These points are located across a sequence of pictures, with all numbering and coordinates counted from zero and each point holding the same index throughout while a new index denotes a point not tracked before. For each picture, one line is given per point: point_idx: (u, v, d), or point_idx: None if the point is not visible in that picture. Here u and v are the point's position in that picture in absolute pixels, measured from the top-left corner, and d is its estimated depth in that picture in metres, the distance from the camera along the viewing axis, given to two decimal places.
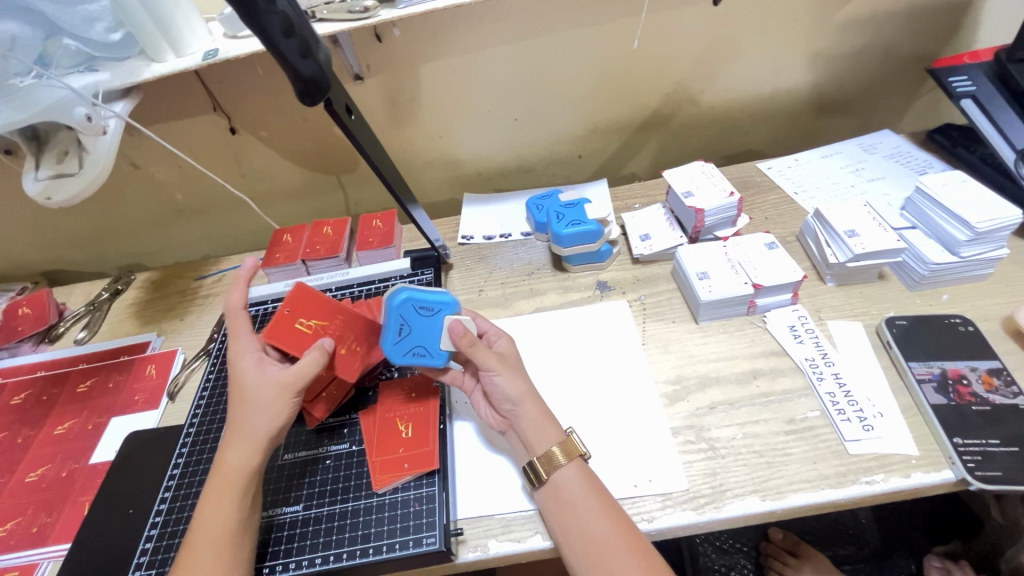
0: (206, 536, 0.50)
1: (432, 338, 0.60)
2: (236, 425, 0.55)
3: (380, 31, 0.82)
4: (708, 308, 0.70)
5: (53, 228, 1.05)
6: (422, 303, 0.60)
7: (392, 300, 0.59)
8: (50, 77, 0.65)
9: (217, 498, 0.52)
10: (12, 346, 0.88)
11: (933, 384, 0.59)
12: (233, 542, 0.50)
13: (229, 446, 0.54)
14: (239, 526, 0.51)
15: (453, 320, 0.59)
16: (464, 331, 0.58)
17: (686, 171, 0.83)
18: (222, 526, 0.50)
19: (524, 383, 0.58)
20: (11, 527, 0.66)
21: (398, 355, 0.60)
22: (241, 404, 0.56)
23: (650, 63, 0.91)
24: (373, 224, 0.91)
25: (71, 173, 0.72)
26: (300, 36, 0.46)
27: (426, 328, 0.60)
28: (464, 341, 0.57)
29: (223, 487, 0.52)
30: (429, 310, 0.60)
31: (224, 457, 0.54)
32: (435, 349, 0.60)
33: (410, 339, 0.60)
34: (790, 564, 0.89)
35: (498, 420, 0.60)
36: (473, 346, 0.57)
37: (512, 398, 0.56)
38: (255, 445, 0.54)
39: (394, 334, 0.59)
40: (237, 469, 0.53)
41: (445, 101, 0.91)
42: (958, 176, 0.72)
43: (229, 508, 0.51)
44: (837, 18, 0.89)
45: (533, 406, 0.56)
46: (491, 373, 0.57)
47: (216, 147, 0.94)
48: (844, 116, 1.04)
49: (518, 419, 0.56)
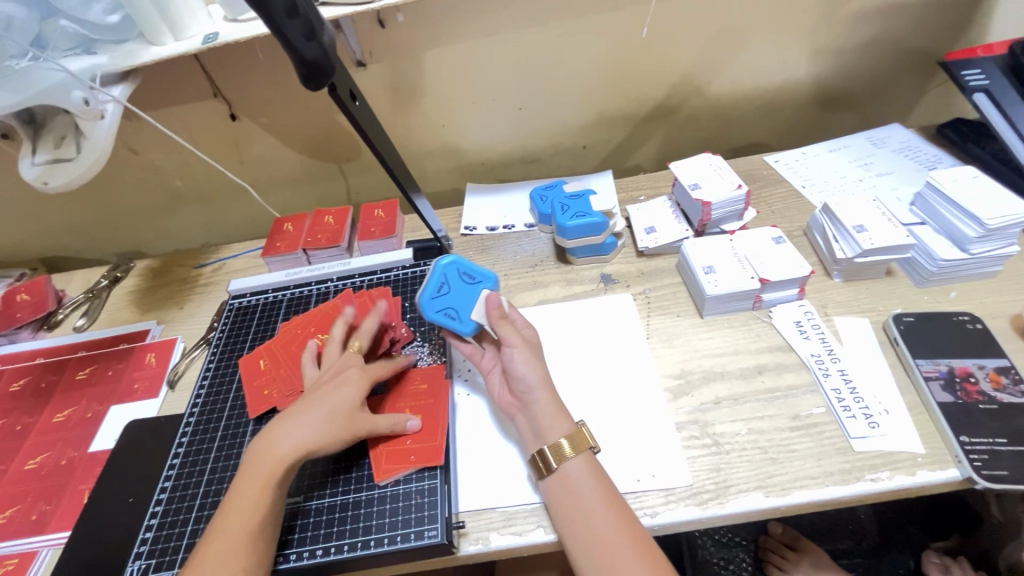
0: (228, 522, 0.50)
1: (464, 304, 0.62)
2: (295, 416, 0.56)
3: (384, 17, 0.80)
4: (714, 303, 0.69)
5: (51, 214, 1.04)
6: (467, 271, 0.64)
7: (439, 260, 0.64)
8: (47, 59, 0.64)
9: (250, 481, 0.52)
10: (10, 333, 0.87)
11: (940, 382, 0.59)
12: (260, 534, 0.50)
13: (279, 433, 0.54)
14: (264, 514, 0.51)
15: (490, 292, 0.62)
16: (498, 305, 0.61)
17: (693, 163, 0.82)
18: (243, 512, 0.51)
19: (542, 368, 0.58)
20: (11, 514, 0.66)
21: (430, 309, 0.61)
22: (310, 399, 0.57)
23: (658, 53, 0.89)
24: (375, 213, 0.90)
25: (68, 158, 0.71)
26: (304, 17, 0.44)
27: (463, 294, 0.62)
28: (495, 311, 0.60)
29: (257, 472, 0.53)
30: (471, 279, 0.63)
31: (273, 439, 0.54)
32: (466, 316, 0.61)
33: (445, 299, 0.62)
34: (789, 558, 0.89)
35: (510, 402, 0.60)
36: (501, 319, 0.59)
37: (528, 381, 0.57)
38: (303, 445, 0.54)
39: (434, 290, 0.62)
40: (283, 457, 0.53)
41: (449, 89, 0.90)
42: (969, 172, 0.71)
43: (261, 498, 0.51)
44: (848, 9, 0.88)
45: (547, 394, 0.56)
46: (511, 349, 0.57)
47: (216, 133, 0.92)
48: (853, 110, 1.02)
49: (531, 405, 0.56)
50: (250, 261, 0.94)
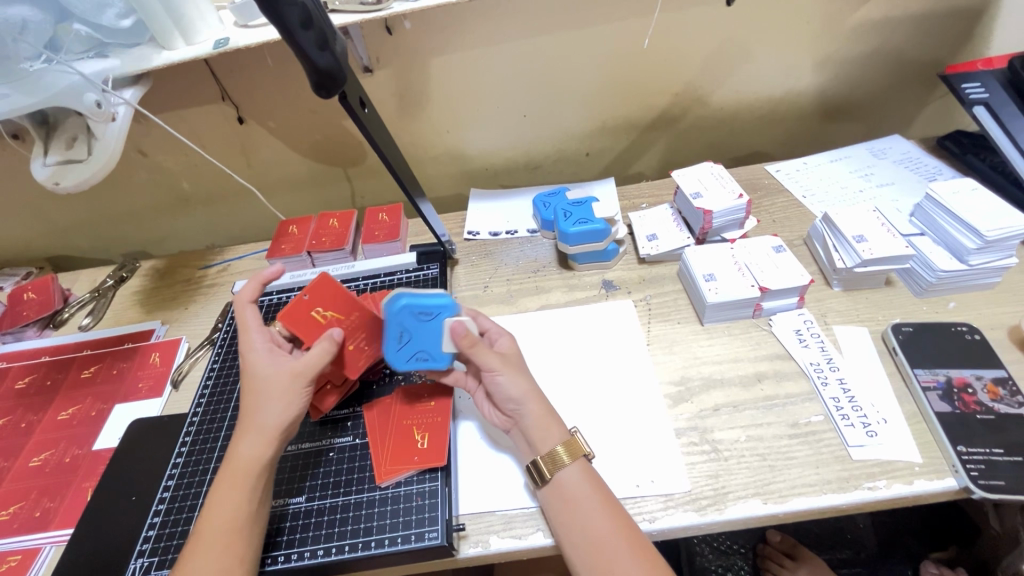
0: (214, 528, 0.50)
1: (432, 342, 0.59)
2: (249, 415, 0.55)
3: (391, 23, 0.81)
4: (715, 310, 0.70)
5: (58, 213, 1.05)
6: (421, 308, 0.59)
7: (391, 306, 0.59)
8: (61, 62, 0.65)
9: (227, 490, 0.52)
10: (16, 331, 0.88)
11: (938, 392, 0.60)
12: (240, 537, 0.50)
13: (241, 437, 0.54)
14: (246, 517, 0.51)
15: (453, 322, 0.58)
16: (466, 332, 0.57)
17: (695, 172, 0.83)
18: (228, 517, 0.51)
19: (527, 381, 0.58)
20: (14, 511, 0.66)
21: (401, 362, 0.60)
22: (253, 394, 0.56)
23: (661, 62, 0.90)
24: (379, 217, 0.90)
25: (79, 159, 0.72)
26: (317, 28, 0.45)
27: (427, 333, 0.59)
28: (465, 342, 0.56)
29: (234, 480, 0.52)
30: (429, 314, 0.59)
31: (236, 451, 0.54)
32: (437, 353, 0.59)
33: (412, 345, 0.60)
34: (787, 566, 0.89)
35: (501, 419, 0.60)
36: (473, 348, 0.57)
37: (515, 397, 0.56)
38: (266, 438, 0.54)
39: (395, 341, 0.60)
40: (250, 462, 0.53)
41: (455, 96, 0.91)
42: (969, 184, 0.72)
43: (238, 503, 0.51)
44: (851, 21, 0.89)
45: (536, 404, 0.56)
46: (493, 374, 0.57)
47: (224, 136, 0.93)
48: (854, 122, 1.03)
49: (522, 418, 0.56)
50: (254, 263, 0.95)
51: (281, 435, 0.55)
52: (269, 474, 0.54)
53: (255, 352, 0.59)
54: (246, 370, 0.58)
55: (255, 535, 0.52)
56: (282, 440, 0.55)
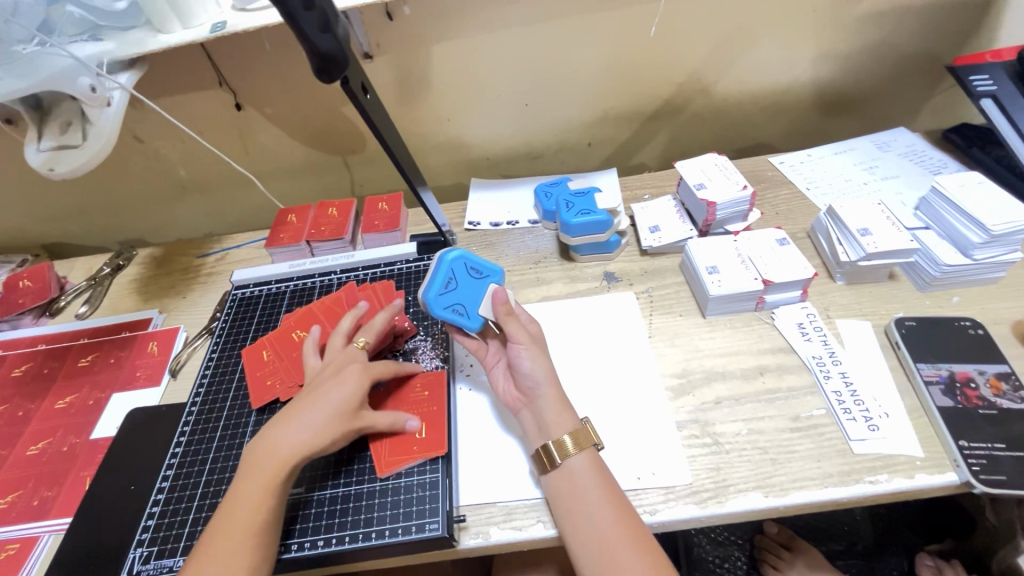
0: (236, 525, 0.50)
1: (472, 300, 0.61)
2: (294, 420, 0.55)
3: (392, 9, 0.80)
4: (717, 303, 0.69)
5: (54, 200, 1.04)
6: (474, 266, 0.63)
7: (444, 254, 0.63)
8: (54, 44, 0.64)
9: (255, 489, 0.52)
10: (12, 319, 0.87)
11: (940, 386, 0.59)
12: (259, 535, 0.50)
13: (278, 436, 0.54)
14: (273, 517, 0.51)
15: (497, 287, 0.62)
16: (505, 300, 0.61)
17: (698, 163, 0.82)
18: (252, 513, 0.51)
19: (549, 364, 0.58)
20: (12, 499, 0.66)
21: (438, 306, 0.60)
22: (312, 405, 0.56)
23: (666, 51, 0.89)
24: (379, 206, 0.89)
25: (74, 145, 0.70)
26: (319, 9, 0.44)
27: (470, 289, 0.62)
28: (502, 308, 0.60)
29: (262, 478, 0.52)
30: (479, 273, 0.63)
31: (278, 450, 0.53)
32: (473, 312, 0.61)
33: (453, 295, 0.61)
34: (784, 557, 0.89)
35: (513, 398, 0.60)
36: (507, 316, 0.59)
37: (534, 377, 0.57)
38: (304, 448, 0.53)
39: (440, 286, 0.61)
40: (281, 462, 0.53)
41: (456, 84, 0.90)
42: (975, 177, 0.72)
43: (263, 501, 0.51)
44: (858, 11, 0.87)
45: (553, 390, 0.57)
46: (518, 347, 0.58)
47: (222, 123, 0.92)
48: (859, 113, 1.02)
49: (536, 400, 0.56)
50: (253, 251, 0.94)
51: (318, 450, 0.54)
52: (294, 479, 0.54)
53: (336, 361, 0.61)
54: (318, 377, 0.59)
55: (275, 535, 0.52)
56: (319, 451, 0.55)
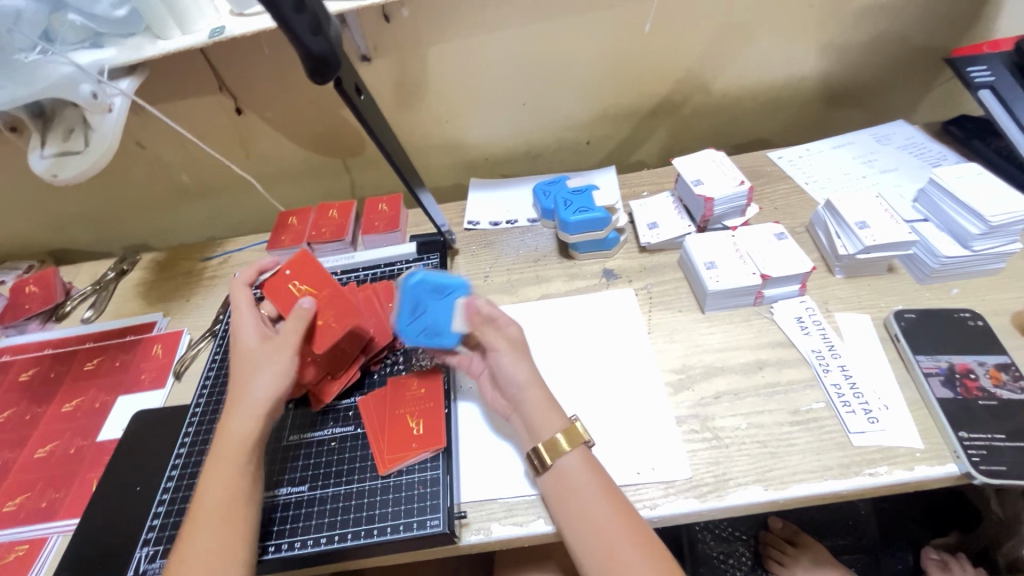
0: (210, 508, 0.50)
1: (444, 318, 0.60)
2: (238, 392, 0.57)
3: (389, 11, 0.81)
4: (716, 298, 0.70)
5: (60, 208, 1.05)
6: (436, 284, 0.61)
7: (406, 281, 0.61)
8: (56, 53, 0.65)
9: (220, 468, 0.52)
10: (19, 324, 0.88)
11: (940, 378, 0.59)
12: (237, 515, 0.50)
13: (230, 414, 0.55)
14: (245, 490, 0.52)
15: (465, 299, 0.61)
16: (478, 308, 0.60)
17: (696, 159, 0.82)
18: (222, 492, 0.51)
19: (530, 367, 0.58)
20: (20, 502, 0.67)
21: (411, 335, 0.60)
22: (246, 367, 0.58)
23: (662, 49, 0.89)
24: (379, 207, 0.90)
25: (77, 151, 0.72)
26: (311, 12, 0.45)
27: (439, 308, 0.61)
28: (476, 317, 0.59)
29: (226, 455, 0.53)
30: (443, 291, 0.61)
31: (226, 427, 0.55)
32: (447, 329, 0.60)
33: (422, 320, 0.60)
34: (789, 553, 0.89)
35: (504, 404, 0.60)
36: (482, 321, 0.59)
37: (517, 381, 0.57)
38: (257, 412, 0.55)
39: (408, 314, 0.61)
40: (239, 436, 0.54)
41: (454, 85, 0.90)
42: (973, 168, 0.71)
43: (230, 479, 0.52)
44: (854, 5, 0.87)
45: (538, 391, 0.57)
46: (497, 352, 0.58)
47: (223, 127, 0.93)
48: (859, 107, 1.02)
49: (522, 404, 0.57)
50: (255, 254, 0.95)
51: (270, 411, 0.56)
52: (260, 449, 0.55)
53: (243, 331, 0.61)
54: (236, 348, 0.60)
55: (252, 513, 0.52)
56: (271, 416, 0.56)
